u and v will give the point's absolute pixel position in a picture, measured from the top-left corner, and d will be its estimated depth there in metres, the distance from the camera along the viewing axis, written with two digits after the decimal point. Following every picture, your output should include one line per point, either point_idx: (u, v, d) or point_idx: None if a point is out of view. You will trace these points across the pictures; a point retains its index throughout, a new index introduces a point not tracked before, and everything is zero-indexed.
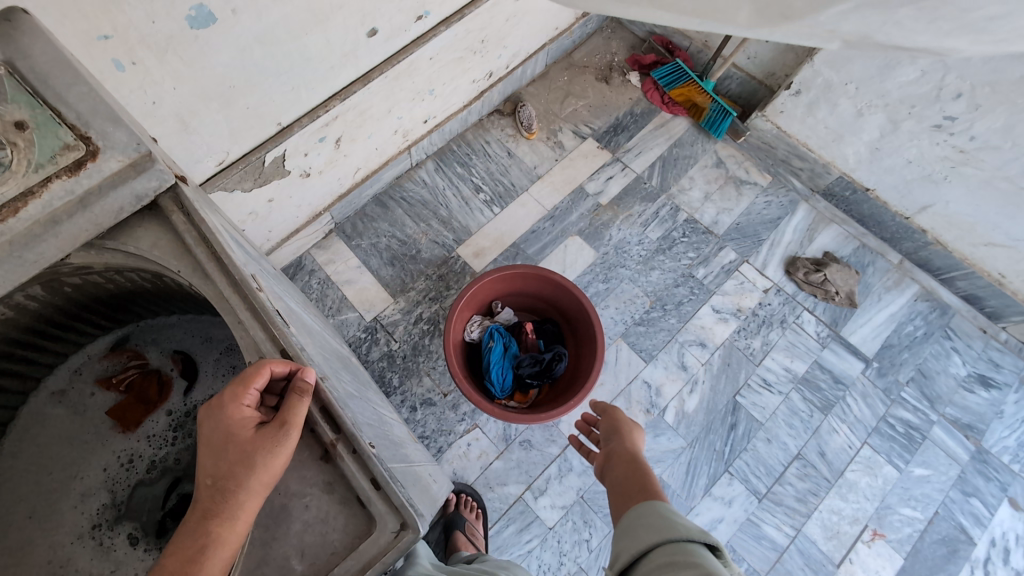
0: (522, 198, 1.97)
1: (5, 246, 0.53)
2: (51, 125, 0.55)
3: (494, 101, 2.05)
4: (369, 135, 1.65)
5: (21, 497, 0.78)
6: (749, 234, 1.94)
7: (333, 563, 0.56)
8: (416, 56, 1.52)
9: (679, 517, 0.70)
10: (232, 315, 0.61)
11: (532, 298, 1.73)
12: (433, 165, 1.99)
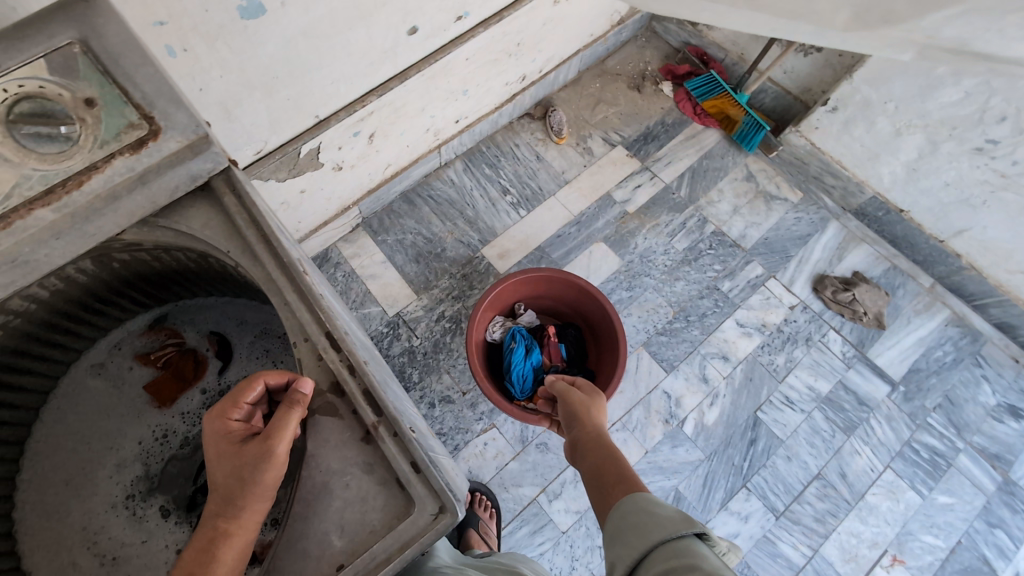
0: (548, 202, 1.97)
1: (68, 218, 0.54)
2: (117, 102, 0.54)
3: (525, 105, 2.05)
4: (402, 132, 1.67)
5: (60, 465, 0.81)
6: (777, 250, 1.92)
7: (372, 542, 0.56)
8: (453, 56, 1.54)
9: (666, 509, 0.67)
10: (280, 296, 0.63)
11: (555, 302, 1.74)
12: (461, 165, 2.00)
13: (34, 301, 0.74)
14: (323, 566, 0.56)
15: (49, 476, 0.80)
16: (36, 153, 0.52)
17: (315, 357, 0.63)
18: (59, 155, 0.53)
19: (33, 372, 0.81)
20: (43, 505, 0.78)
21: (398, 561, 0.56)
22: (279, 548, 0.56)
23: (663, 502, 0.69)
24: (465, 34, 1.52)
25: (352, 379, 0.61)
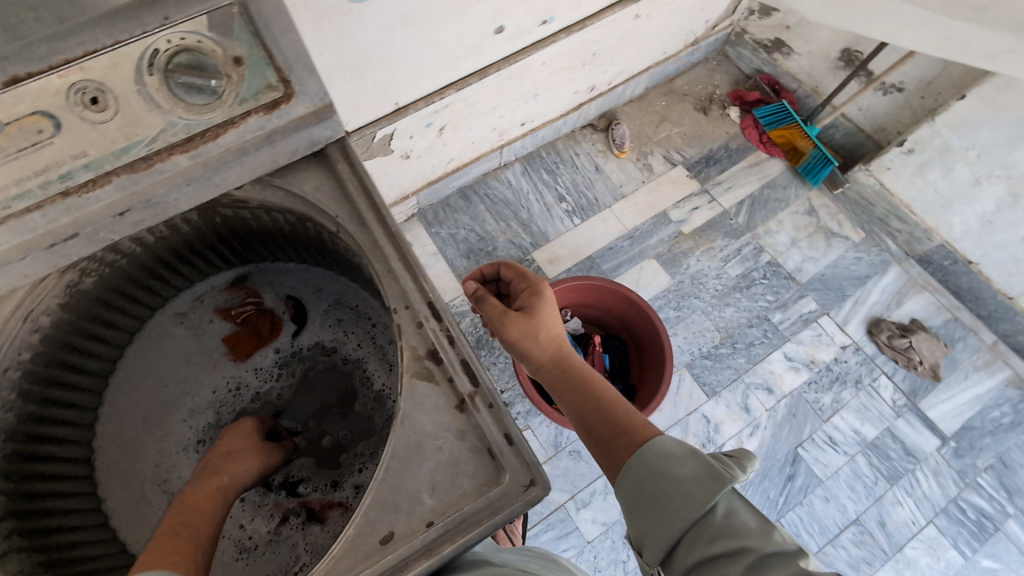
0: (603, 214, 1.97)
1: (201, 167, 0.58)
2: (260, 65, 0.56)
3: (589, 116, 2.06)
4: (470, 128, 1.70)
5: (140, 403, 0.86)
6: (833, 288, 1.87)
7: (460, 505, 0.57)
8: (530, 59, 1.56)
9: (683, 467, 0.63)
10: (385, 262, 0.67)
11: (602, 313, 1.74)
12: (520, 168, 2.03)
13: (139, 243, 0.79)
14: (412, 522, 0.57)
15: (129, 412, 0.85)
16: (184, 103, 0.54)
17: (415, 324, 0.65)
18: (204, 107, 0.56)
19: (124, 312, 0.85)
20: (121, 440, 0.83)
21: (487, 527, 0.57)
22: (371, 501, 0.57)
23: (677, 457, 0.64)
24: (546, 38, 1.55)
25: (454, 345, 0.63)
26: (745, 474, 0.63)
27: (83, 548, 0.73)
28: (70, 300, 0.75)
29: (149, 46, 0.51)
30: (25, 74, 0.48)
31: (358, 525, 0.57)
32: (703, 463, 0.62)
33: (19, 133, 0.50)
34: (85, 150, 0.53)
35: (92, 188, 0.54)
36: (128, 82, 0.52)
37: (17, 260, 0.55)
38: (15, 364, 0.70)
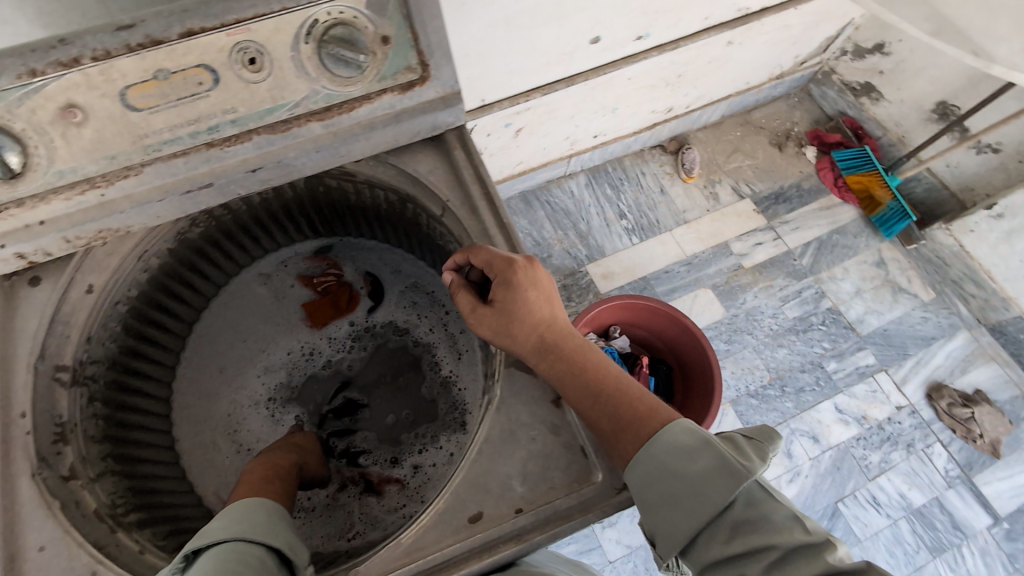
0: (663, 236, 1.89)
1: (331, 136, 0.61)
2: (404, 46, 0.58)
3: (662, 135, 1.98)
4: (545, 134, 1.68)
5: (219, 354, 0.89)
6: (895, 345, 1.78)
7: (551, 497, 0.60)
8: (615, 74, 1.53)
9: (695, 462, 0.54)
10: (491, 252, 0.69)
11: (652, 336, 1.70)
12: (584, 180, 1.98)
13: (243, 200, 0.82)
14: (501, 505, 0.60)
15: (208, 361, 0.89)
16: (330, 74, 0.57)
17: None
18: (347, 80, 0.58)
19: (216, 264, 0.89)
20: (199, 385, 0.87)
21: (577, 521, 0.59)
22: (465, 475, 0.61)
23: (688, 448, 0.55)
24: (639, 54, 1.50)
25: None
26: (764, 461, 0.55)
27: (159, 484, 0.74)
28: (178, 245, 0.79)
29: (310, 16, 0.54)
30: (199, 29, 0.51)
31: (449, 500, 0.60)
32: (719, 455, 0.54)
33: (182, 83, 0.53)
34: (235, 107, 0.56)
35: (234, 142, 0.58)
36: (285, 47, 0.54)
37: (157, 200, 0.58)
38: (124, 299, 0.73)
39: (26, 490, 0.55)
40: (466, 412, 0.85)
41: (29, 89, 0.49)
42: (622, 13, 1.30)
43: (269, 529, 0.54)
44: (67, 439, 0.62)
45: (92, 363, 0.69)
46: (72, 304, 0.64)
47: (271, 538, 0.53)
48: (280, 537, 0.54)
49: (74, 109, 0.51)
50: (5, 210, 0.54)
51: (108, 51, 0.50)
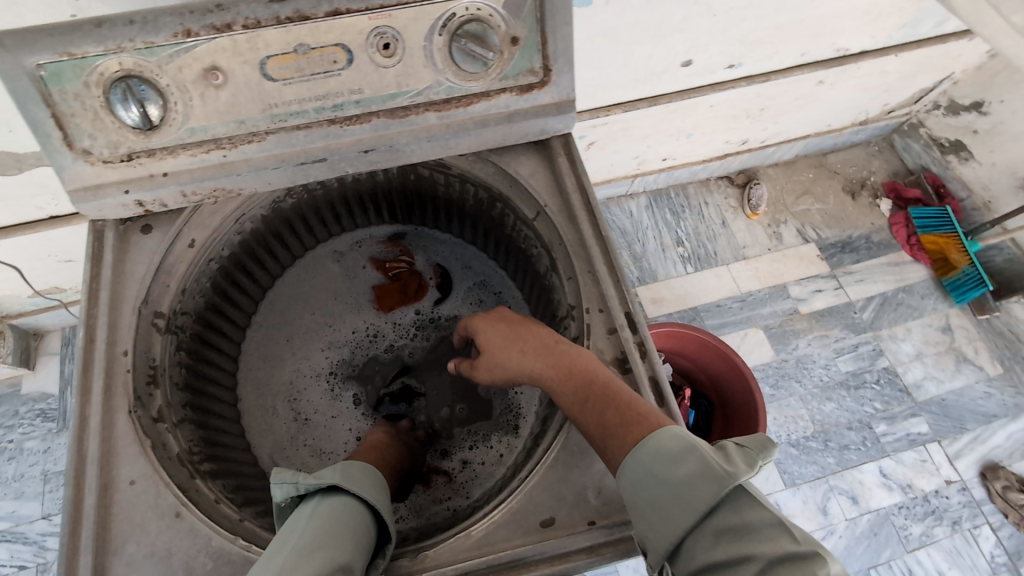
0: (719, 270, 1.58)
1: (443, 127, 0.62)
2: (531, 49, 0.60)
3: (729, 167, 1.65)
4: (615, 150, 1.38)
5: (288, 323, 0.92)
6: (952, 417, 1.48)
7: (624, 514, 0.60)
8: (703, 100, 1.24)
9: (680, 467, 0.53)
10: (587, 262, 0.69)
11: (699, 369, 1.41)
12: (645, 202, 1.67)
13: (337, 179, 0.84)
14: (576, 515, 0.60)
15: (278, 328, 0.91)
16: (456, 68, 0.58)
17: (607, 329, 0.67)
18: (472, 75, 0.59)
19: (299, 237, 0.90)
20: (266, 351, 0.90)
21: None
22: (542, 478, 0.62)
23: (674, 453, 0.54)
24: (723, 83, 1.21)
25: (638, 362, 0.64)
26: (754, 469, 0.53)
27: (226, 438, 0.77)
28: (270, 213, 0.81)
29: (449, 9, 0.56)
30: (344, 9, 0.54)
31: (523, 501, 0.61)
32: (704, 460, 0.52)
33: (318, 59, 0.56)
34: (362, 88, 0.58)
35: (355, 122, 0.60)
36: (419, 37, 0.57)
37: (273, 167, 0.61)
38: (217, 257, 0.76)
39: (123, 426, 0.61)
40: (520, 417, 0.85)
41: (182, 48, 0.53)
42: (720, 38, 1.03)
43: (370, 488, 0.58)
44: (157, 381, 0.67)
45: (183, 313, 0.73)
46: (174, 256, 0.70)
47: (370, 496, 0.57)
48: (378, 498, 0.58)
49: (217, 72, 0.55)
50: (135, 158, 0.58)
51: (258, 20, 0.53)
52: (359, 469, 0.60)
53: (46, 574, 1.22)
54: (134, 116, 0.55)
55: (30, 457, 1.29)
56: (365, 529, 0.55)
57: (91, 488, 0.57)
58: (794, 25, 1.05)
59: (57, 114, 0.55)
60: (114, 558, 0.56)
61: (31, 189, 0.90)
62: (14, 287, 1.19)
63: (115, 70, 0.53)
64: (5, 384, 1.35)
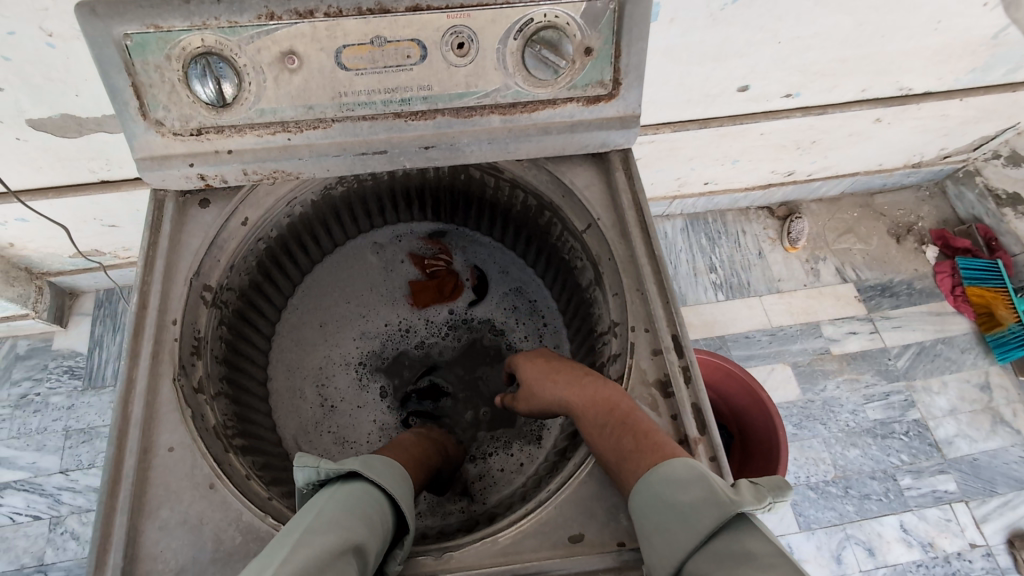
0: (751, 300, 1.55)
1: (506, 131, 0.63)
2: (603, 61, 0.60)
3: (772, 198, 1.61)
4: (659, 169, 1.35)
5: (322, 309, 0.92)
6: (983, 478, 1.41)
7: None
8: (755, 126, 1.21)
9: (685, 492, 0.52)
10: (637, 281, 0.68)
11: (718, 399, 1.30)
12: (681, 223, 1.63)
13: (388, 172, 0.84)
14: (605, 535, 0.59)
15: (312, 314, 0.91)
16: (526, 73, 0.59)
17: (651, 350, 0.66)
18: (541, 82, 0.60)
19: (343, 225, 0.90)
20: (299, 335, 0.90)
21: None
22: (574, 493, 0.61)
23: (682, 478, 0.53)
24: (778, 112, 1.18)
25: (682, 387, 0.63)
26: (763, 503, 0.51)
27: (256, 417, 0.78)
28: (320, 199, 0.81)
29: (528, 15, 0.57)
30: (424, 6, 0.56)
31: (552, 514, 0.61)
32: (711, 487, 0.51)
33: (391, 52, 0.57)
34: (430, 85, 0.59)
35: (419, 118, 0.61)
36: (494, 40, 0.58)
37: (333, 155, 0.62)
38: (266, 238, 0.77)
39: (167, 393, 0.62)
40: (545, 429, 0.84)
41: (263, 31, 0.55)
42: (782, 66, 1.01)
43: (389, 476, 0.58)
44: (199, 353, 0.68)
45: (228, 289, 0.74)
46: (227, 232, 0.71)
47: (388, 483, 0.57)
48: (396, 487, 0.58)
49: (294, 56, 0.57)
50: (203, 133, 0.60)
51: (340, 10, 0.55)
52: (381, 462, 0.60)
53: (59, 528, 1.24)
54: (209, 92, 0.56)
55: (55, 411, 1.32)
56: (382, 515, 0.54)
57: (132, 450, 0.59)
58: (859, 59, 1.03)
59: (137, 84, 0.57)
60: (148, 521, 0.57)
61: (87, 153, 0.93)
62: (58, 246, 1.22)
63: (197, 46, 0.55)
64: (38, 338, 1.39)
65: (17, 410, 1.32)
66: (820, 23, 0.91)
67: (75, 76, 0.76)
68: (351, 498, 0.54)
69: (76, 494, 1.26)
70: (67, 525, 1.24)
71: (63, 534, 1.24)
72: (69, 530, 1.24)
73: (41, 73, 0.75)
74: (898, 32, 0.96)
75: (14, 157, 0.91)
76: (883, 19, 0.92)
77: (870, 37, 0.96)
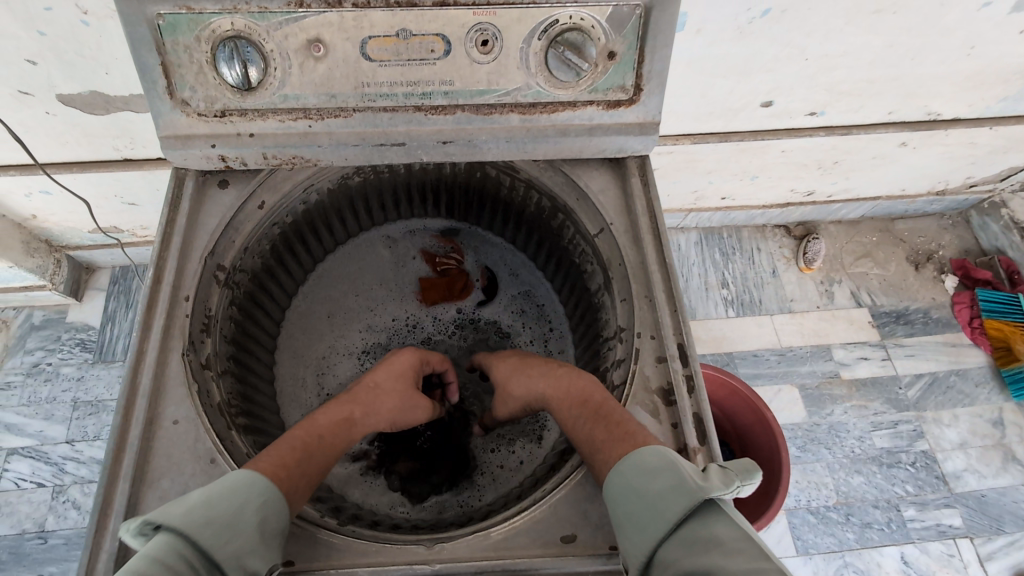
0: (762, 318, 1.54)
1: (524, 131, 0.63)
2: (626, 65, 0.60)
3: (790, 217, 1.60)
4: (676, 180, 1.35)
5: (331, 298, 0.92)
6: (989, 515, 1.38)
7: None
8: (776, 143, 1.20)
9: (656, 481, 0.52)
10: (646, 287, 0.68)
11: (722, 417, 1.28)
12: (696, 237, 1.62)
13: (405, 165, 0.85)
14: (599, 538, 0.59)
15: (321, 303, 0.92)
16: (549, 74, 0.60)
17: (656, 358, 0.65)
18: (562, 84, 0.61)
19: (357, 217, 0.91)
20: (306, 323, 0.90)
21: None
22: (569, 494, 0.61)
23: (653, 467, 0.54)
24: (801, 130, 1.17)
25: (684, 397, 0.63)
26: (732, 489, 0.52)
27: (259, 399, 0.78)
28: (336, 188, 0.82)
29: (554, 15, 0.58)
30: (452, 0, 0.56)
31: (546, 512, 0.61)
32: (681, 475, 0.52)
33: (416, 46, 0.58)
34: (453, 80, 0.60)
35: (440, 112, 0.61)
36: (518, 38, 0.59)
37: (353, 144, 0.62)
38: (281, 222, 0.78)
39: (175, 366, 0.63)
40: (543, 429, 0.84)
41: (292, 18, 0.56)
42: (807, 84, 1.00)
43: (190, 509, 0.50)
44: (209, 331, 0.69)
45: (241, 270, 0.75)
46: (244, 214, 0.73)
47: (183, 521, 0.49)
48: (197, 521, 0.49)
49: (320, 44, 0.58)
50: (227, 115, 0.61)
51: (369, 1, 0.56)
52: (193, 492, 0.53)
53: (61, 496, 1.26)
54: (235, 75, 0.57)
55: (65, 382, 1.35)
56: (176, 561, 0.47)
57: (138, 420, 0.60)
58: (887, 81, 1.01)
59: (166, 63, 0.58)
60: (149, 490, 0.58)
61: (111, 130, 0.95)
62: (79, 221, 1.25)
63: (227, 30, 0.57)
64: (53, 310, 1.42)
65: (29, 378, 1.35)
66: (849, 42, 0.90)
67: (105, 54, 0.78)
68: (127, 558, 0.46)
69: (80, 464, 1.28)
70: (70, 494, 1.26)
71: (65, 503, 1.26)
72: (71, 499, 1.26)
73: (73, 50, 0.77)
74: (929, 55, 0.95)
75: (42, 130, 0.93)
76: (914, 41, 0.91)
77: (899, 59, 0.95)
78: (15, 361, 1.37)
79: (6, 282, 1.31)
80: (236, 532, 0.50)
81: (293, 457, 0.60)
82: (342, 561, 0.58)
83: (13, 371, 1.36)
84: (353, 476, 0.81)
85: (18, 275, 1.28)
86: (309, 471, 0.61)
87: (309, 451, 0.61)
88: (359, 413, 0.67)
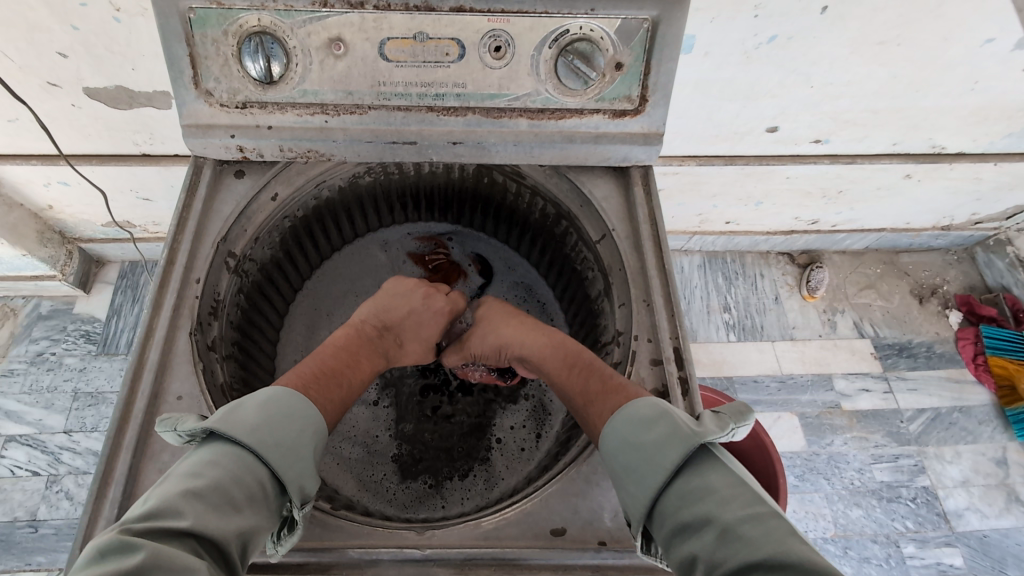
0: (763, 344, 1.54)
1: (533, 137, 0.66)
2: (633, 76, 0.64)
3: (794, 244, 1.61)
4: (680, 203, 1.37)
5: (331, 296, 0.93)
6: (992, 557, 1.35)
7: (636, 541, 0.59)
8: (781, 169, 1.22)
9: (651, 432, 0.55)
10: (647, 289, 0.70)
11: None
12: (699, 260, 1.63)
13: (414, 167, 0.87)
14: (588, 534, 0.60)
15: (323, 297, 0.92)
16: (558, 81, 0.63)
17: (652, 360, 0.67)
18: (573, 91, 0.64)
19: (365, 217, 0.92)
20: (308, 318, 0.91)
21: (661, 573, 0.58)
22: (559, 489, 0.62)
23: (647, 419, 0.56)
24: (805, 159, 1.19)
25: (679, 398, 0.64)
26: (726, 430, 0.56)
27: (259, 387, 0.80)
28: (347, 186, 0.84)
29: (565, 25, 0.61)
30: (468, 7, 0.60)
31: (538, 506, 0.62)
32: (673, 426, 0.55)
33: (432, 49, 0.62)
34: (466, 83, 0.63)
35: (451, 113, 0.64)
36: (530, 46, 0.62)
37: (366, 140, 0.65)
38: (292, 216, 0.80)
39: (182, 344, 0.65)
40: (549, 416, 0.85)
41: (315, 16, 0.60)
42: (812, 110, 1.02)
43: (255, 429, 0.53)
44: (217, 315, 0.71)
45: (250, 259, 0.77)
46: (257, 204, 0.75)
47: (253, 441, 0.52)
48: (267, 441, 0.52)
49: (341, 42, 0.61)
50: (248, 107, 0.64)
51: (389, 4, 0.59)
52: (252, 405, 0.55)
53: (54, 487, 1.26)
54: (258, 69, 0.60)
55: (68, 371, 1.36)
56: (249, 477, 0.50)
57: (144, 393, 0.62)
58: (892, 111, 1.03)
59: (194, 55, 0.61)
60: (149, 462, 0.60)
61: (131, 125, 0.98)
62: (94, 213, 1.27)
63: (253, 25, 0.60)
64: (61, 301, 1.44)
65: (32, 366, 1.37)
66: (854, 72, 0.92)
67: (132, 50, 0.81)
68: (198, 466, 0.49)
69: (76, 455, 1.29)
70: (63, 485, 1.27)
71: (57, 493, 1.26)
72: (64, 490, 1.26)
73: (103, 45, 0.80)
74: (932, 87, 0.97)
75: (66, 122, 0.97)
76: (918, 74, 0.93)
77: (903, 91, 0.97)
78: (19, 349, 1.39)
79: (18, 270, 1.34)
80: (300, 459, 0.54)
81: (318, 372, 0.63)
82: (334, 542, 0.59)
83: (17, 359, 1.37)
84: (352, 471, 0.82)
85: (30, 263, 1.31)
86: (335, 375, 0.64)
87: (330, 367, 0.64)
88: (376, 329, 0.72)
